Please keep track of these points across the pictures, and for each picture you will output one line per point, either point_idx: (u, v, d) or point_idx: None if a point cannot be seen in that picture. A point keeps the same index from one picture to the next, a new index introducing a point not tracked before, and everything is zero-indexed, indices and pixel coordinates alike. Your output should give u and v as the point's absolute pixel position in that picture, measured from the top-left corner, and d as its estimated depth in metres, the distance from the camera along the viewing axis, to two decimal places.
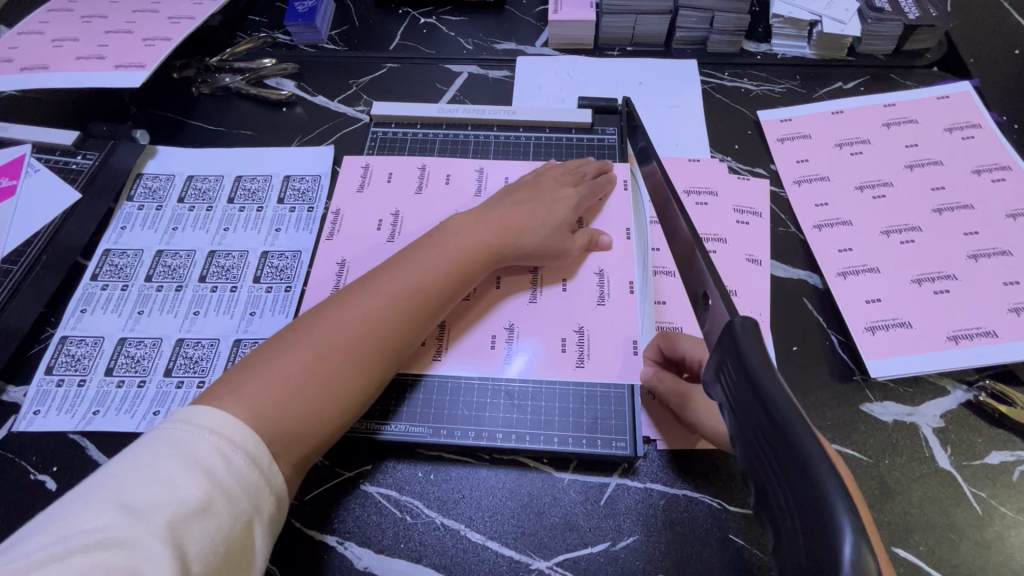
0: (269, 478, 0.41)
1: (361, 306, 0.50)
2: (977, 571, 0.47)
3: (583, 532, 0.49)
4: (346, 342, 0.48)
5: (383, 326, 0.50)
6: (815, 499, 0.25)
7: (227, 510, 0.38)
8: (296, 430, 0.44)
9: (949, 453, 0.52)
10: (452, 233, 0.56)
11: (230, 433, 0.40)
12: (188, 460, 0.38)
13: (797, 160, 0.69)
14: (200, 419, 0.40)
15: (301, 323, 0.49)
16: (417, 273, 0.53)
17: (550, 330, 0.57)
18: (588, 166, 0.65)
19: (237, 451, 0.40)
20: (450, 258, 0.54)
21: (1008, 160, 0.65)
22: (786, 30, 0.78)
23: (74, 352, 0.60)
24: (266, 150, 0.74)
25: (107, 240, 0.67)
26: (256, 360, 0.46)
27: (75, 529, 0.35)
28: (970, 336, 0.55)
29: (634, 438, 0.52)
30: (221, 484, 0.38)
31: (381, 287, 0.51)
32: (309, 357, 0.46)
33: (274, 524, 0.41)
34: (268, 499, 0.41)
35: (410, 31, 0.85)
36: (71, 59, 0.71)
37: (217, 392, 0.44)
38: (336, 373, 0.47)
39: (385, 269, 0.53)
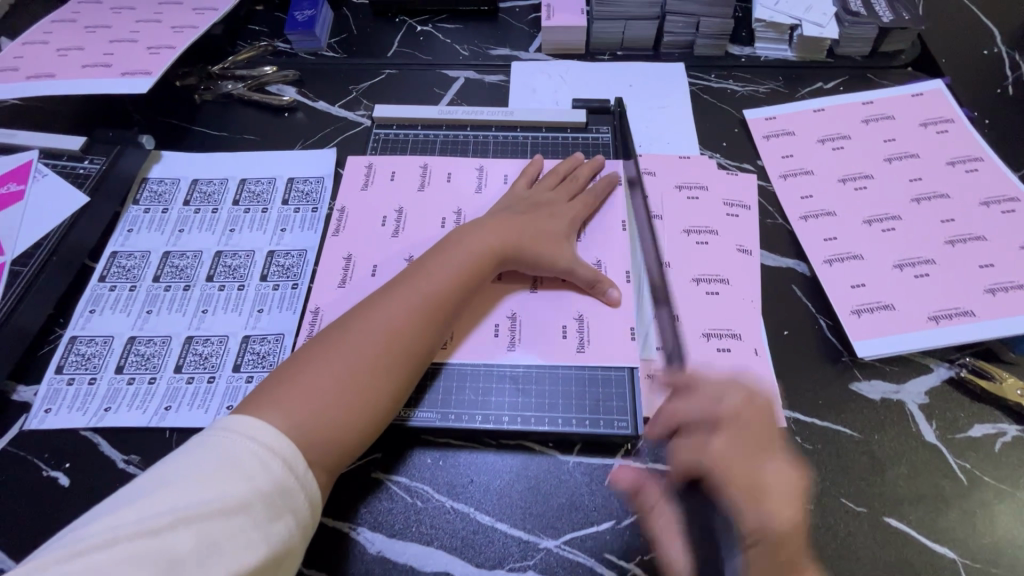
0: (305, 487, 0.43)
1: (382, 317, 0.52)
2: (962, 536, 0.49)
3: (589, 512, 0.51)
4: (369, 351, 0.50)
5: (405, 333, 0.52)
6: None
7: (267, 513, 0.40)
8: (326, 440, 0.46)
9: (935, 427, 0.54)
10: (459, 240, 0.59)
11: (268, 440, 0.43)
12: (230, 464, 0.40)
13: (783, 155, 0.72)
14: (242, 427, 0.43)
15: (325, 339, 0.51)
16: (431, 282, 0.55)
17: (555, 325, 0.59)
18: (581, 169, 0.68)
19: (274, 458, 0.42)
20: (460, 265, 0.56)
21: (980, 152, 0.69)
22: (768, 33, 0.81)
23: (83, 351, 0.61)
24: (271, 153, 0.76)
25: (113, 243, 0.68)
26: (286, 374, 0.48)
27: (124, 518, 0.36)
28: (949, 316, 0.58)
29: (635, 417, 0.54)
30: (260, 488, 0.40)
31: (399, 296, 0.53)
32: (340, 367, 0.49)
33: (308, 527, 0.43)
34: (306, 508, 0.43)
35: (407, 39, 0.88)
36: (77, 67, 0.73)
37: (254, 404, 0.46)
38: (366, 382, 0.49)
39: (404, 279, 0.55)
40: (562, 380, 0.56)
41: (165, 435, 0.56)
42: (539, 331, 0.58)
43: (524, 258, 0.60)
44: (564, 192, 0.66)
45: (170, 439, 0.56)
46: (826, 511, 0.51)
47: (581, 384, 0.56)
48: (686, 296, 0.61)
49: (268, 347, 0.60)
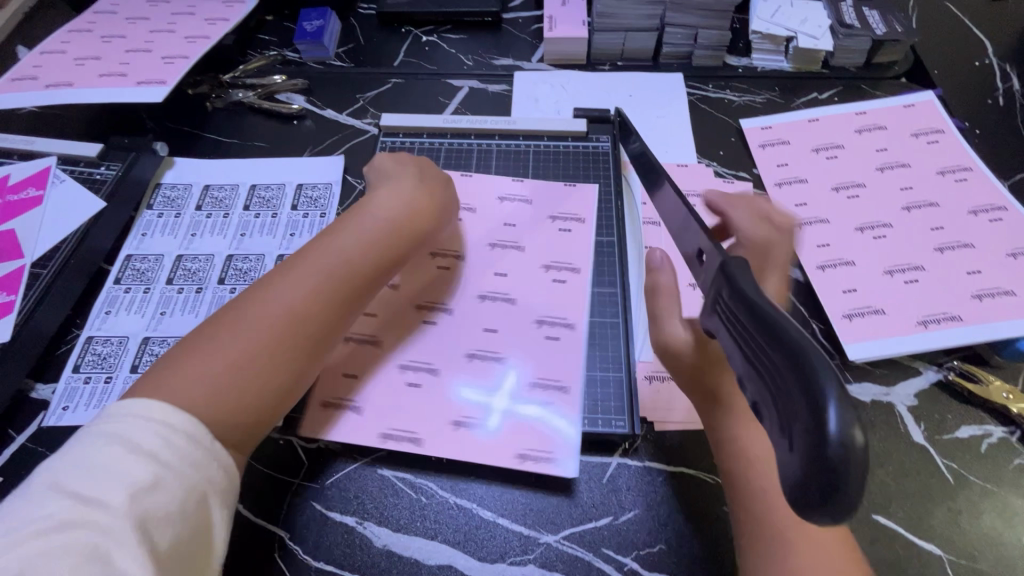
0: (216, 458, 0.42)
1: (279, 299, 0.49)
2: (949, 534, 0.51)
3: (587, 508, 0.53)
4: (265, 333, 0.47)
5: (308, 310, 0.49)
6: (804, 383, 0.25)
7: (178, 488, 0.38)
8: (223, 421, 0.44)
9: (923, 428, 0.56)
10: (370, 215, 0.56)
11: (168, 418, 0.41)
12: (132, 446, 0.39)
13: (778, 164, 0.74)
14: (140, 411, 0.40)
15: (218, 325, 0.48)
16: (335, 257, 0.52)
17: (526, 344, 0.59)
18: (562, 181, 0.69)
19: (177, 434, 0.40)
20: (372, 240, 0.54)
21: (970, 162, 0.71)
22: (764, 45, 0.84)
23: (99, 351, 0.63)
24: (280, 160, 0.78)
25: (128, 246, 0.70)
26: (172, 360, 0.45)
27: (31, 517, 0.35)
28: (938, 321, 0.59)
29: (631, 416, 0.56)
30: (166, 466, 0.39)
31: (298, 273, 0.50)
32: (232, 345, 0.46)
33: (230, 496, 0.42)
34: (220, 478, 0.41)
35: (413, 48, 0.90)
36: (94, 76, 0.75)
37: (144, 388, 0.43)
38: (267, 355, 0.47)
39: (299, 258, 0.52)
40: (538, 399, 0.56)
41: None
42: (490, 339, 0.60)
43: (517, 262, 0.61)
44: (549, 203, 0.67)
45: None
46: None
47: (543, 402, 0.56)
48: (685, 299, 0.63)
49: None
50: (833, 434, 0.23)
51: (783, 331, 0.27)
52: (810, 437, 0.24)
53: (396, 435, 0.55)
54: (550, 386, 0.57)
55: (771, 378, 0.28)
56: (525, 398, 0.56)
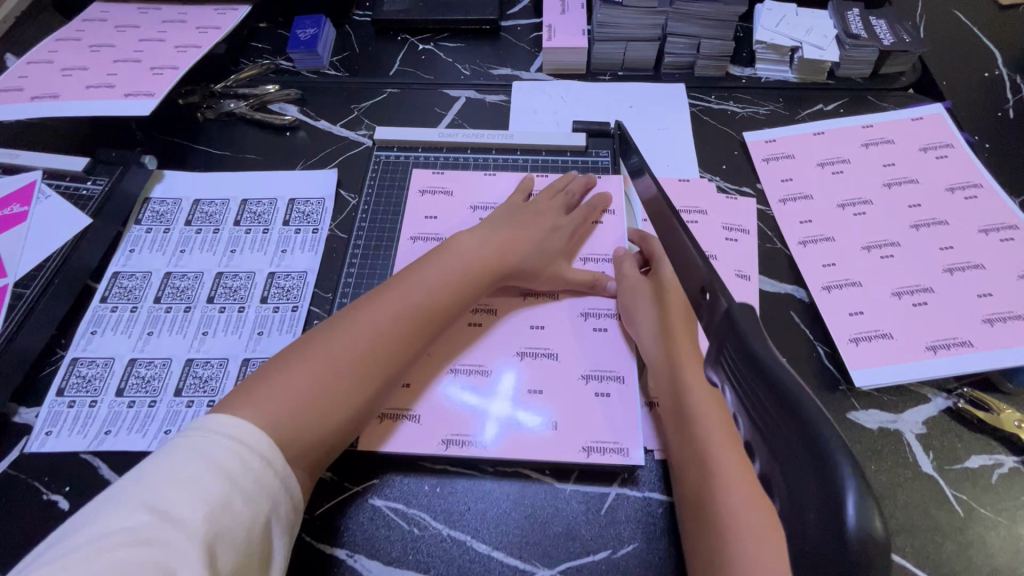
0: (283, 481, 0.44)
1: (369, 322, 0.53)
2: (959, 570, 0.49)
3: (585, 541, 0.51)
4: (353, 354, 0.51)
5: (392, 338, 0.53)
6: (821, 471, 0.24)
7: (247, 510, 0.41)
8: (300, 438, 0.47)
9: (932, 458, 0.54)
10: (458, 247, 0.61)
11: (248, 438, 0.44)
12: (211, 463, 0.41)
13: (782, 179, 0.72)
14: (222, 427, 0.44)
15: (310, 340, 0.52)
16: (423, 291, 0.56)
17: (573, 340, 0.61)
18: (575, 184, 0.69)
19: (254, 455, 0.43)
20: (457, 272, 0.58)
21: (980, 178, 0.69)
22: (768, 55, 0.82)
23: (84, 373, 0.61)
24: (272, 173, 0.76)
25: (115, 263, 0.69)
26: (266, 372, 0.50)
27: (113, 527, 0.37)
28: (947, 346, 0.58)
29: (631, 449, 0.54)
30: (240, 486, 0.41)
31: (389, 302, 0.55)
32: (323, 362, 0.50)
33: (291, 523, 0.45)
34: (284, 503, 0.44)
35: (409, 57, 0.88)
36: (81, 87, 0.73)
37: (233, 403, 0.47)
38: (344, 380, 0.50)
39: (391, 287, 0.57)
40: (537, 405, 0.57)
41: None
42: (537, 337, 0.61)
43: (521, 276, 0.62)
44: (563, 207, 0.67)
45: None
46: None
47: (597, 392, 0.57)
48: None
49: None
50: (853, 524, 0.23)
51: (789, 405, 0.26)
52: (827, 526, 0.23)
53: (457, 440, 0.55)
54: (602, 376, 0.58)
55: (780, 456, 0.26)
56: (525, 402, 0.57)
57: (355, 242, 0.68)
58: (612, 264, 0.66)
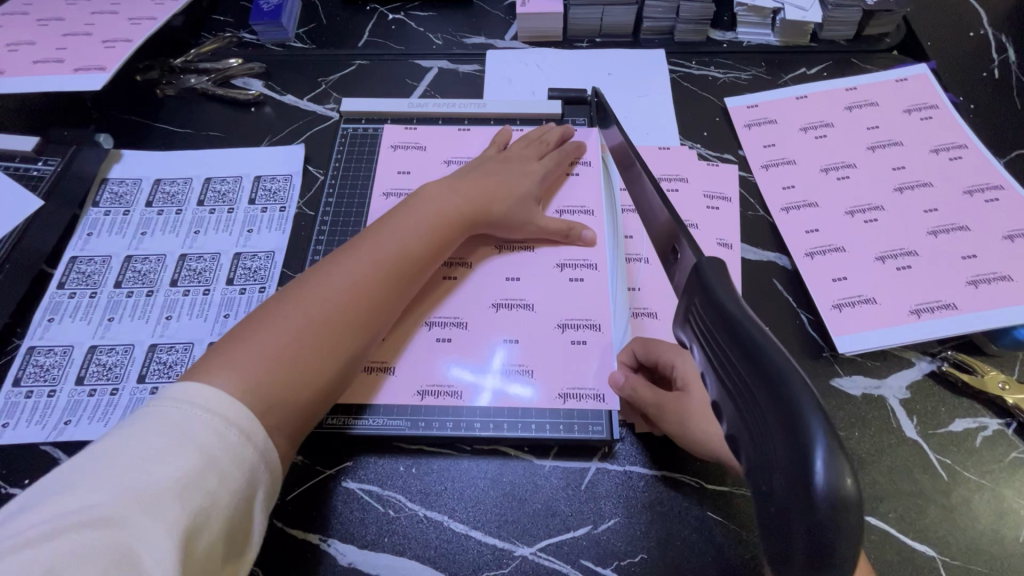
0: (263, 453, 0.41)
1: (345, 276, 0.51)
2: (943, 534, 0.49)
3: (565, 517, 0.50)
4: (333, 309, 0.49)
5: (369, 290, 0.51)
6: (789, 423, 0.23)
7: (221, 486, 0.38)
8: (285, 398, 0.44)
9: (916, 422, 0.54)
10: (429, 197, 0.58)
11: (221, 409, 0.40)
12: (180, 437, 0.38)
13: (764, 145, 0.70)
14: (193, 397, 0.40)
15: (283, 299, 0.49)
16: (398, 242, 0.54)
17: (550, 289, 0.59)
18: (550, 134, 0.67)
19: (231, 426, 0.40)
20: (430, 223, 0.56)
21: (964, 139, 0.67)
22: (749, 18, 0.79)
23: (42, 362, 0.58)
24: (235, 151, 0.73)
25: (73, 247, 0.66)
26: (240, 335, 0.46)
27: (70, 507, 0.34)
28: (931, 309, 0.56)
29: (610, 421, 0.53)
30: (213, 461, 0.38)
31: (362, 257, 0.52)
32: (302, 320, 0.47)
33: (272, 496, 0.42)
34: (265, 475, 0.41)
35: (378, 27, 0.84)
36: (29, 63, 0.70)
37: (205, 367, 0.43)
38: (326, 335, 0.48)
39: (362, 242, 0.54)
40: (513, 355, 0.56)
41: None
42: (514, 287, 0.59)
43: (496, 225, 0.60)
44: (535, 153, 0.65)
45: None
46: None
47: (574, 340, 0.56)
48: (667, 296, 0.59)
49: None
50: (822, 477, 0.22)
51: (761, 358, 0.25)
52: (795, 485, 0.23)
53: (434, 390, 0.54)
54: (579, 325, 0.57)
55: (746, 413, 0.26)
56: (515, 374, 0.55)
57: (321, 220, 0.66)
58: (588, 215, 0.64)
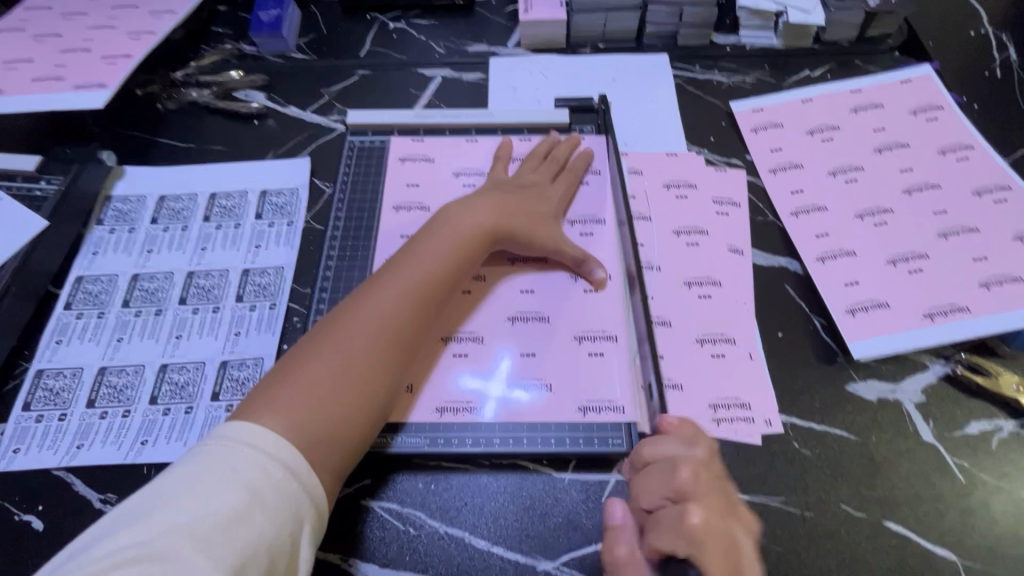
0: (308, 489, 0.42)
1: (376, 307, 0.51)
2: (963, 538, 0.49)
3: (587, 531, 0.50)
4: (367, 343, 0.49)
5: (399, 320, 0.51)
6: None
7: (268, 522, 0.38)
8: (327, 435, 0.45)
9: (932, 426, 0.54)
10: (447, 219, 0.58)
11: (267, 446, 0.41)
12: (228, 473, 0.39)
13: (771, 149, 0.70)
14: (241, 434, 0.42)
15: (318, 335, 0.50)
16: (424, 266, 0.54)
17: (565, 301, 0.59)
18: (560, 147, 0.67)
19: (277, 464, 0.41)
20: (454, 245, 0.56)
21: (970, 140, 0.67)
22: (752, 21, 0.79)
23: (51, 386, 0.57)
24: (240, 165, 0.72)
25: (78, 267, 0.65)
26: (280, 375, 0.47)
27: (126, 542, 0.36)
28: (945, 313, 0.57)
29: (629, 433, 0.52)
30: (259, 496, 0.39)
31: (390, 285, 0.52)
32: (338, 357, 0.48)
33: (318, 533, 0.42)
34: (310, 513, 0.41)
35: (380, 36, 0.84)
36: (28, 80, 0.69)
37: (250, 408, 0.44)
38: (362, 371, 0.48)
39: (390, 269, 0.54)
40: (530, 366, 0.56)
41: (142, 471, 0.54)
42: (528, 300, 0.59)
43: (515, 241, 0.59)
44: (547, 172, 0.65)
45: (147, 475, 0.53)
46: (825, 518, 0.50)
47: (591, 352, 0.56)
48: (681, 305, 0.59)
49: (247, 373, 0.58)
50: None
51: None
52: None
53: (452, 407, 0.54)
54: (595, 337, 0.57)
55: None
56: (522, 379, 0.55)
57: (330, 234, 0.65)
58: (600, 225, 0.64)
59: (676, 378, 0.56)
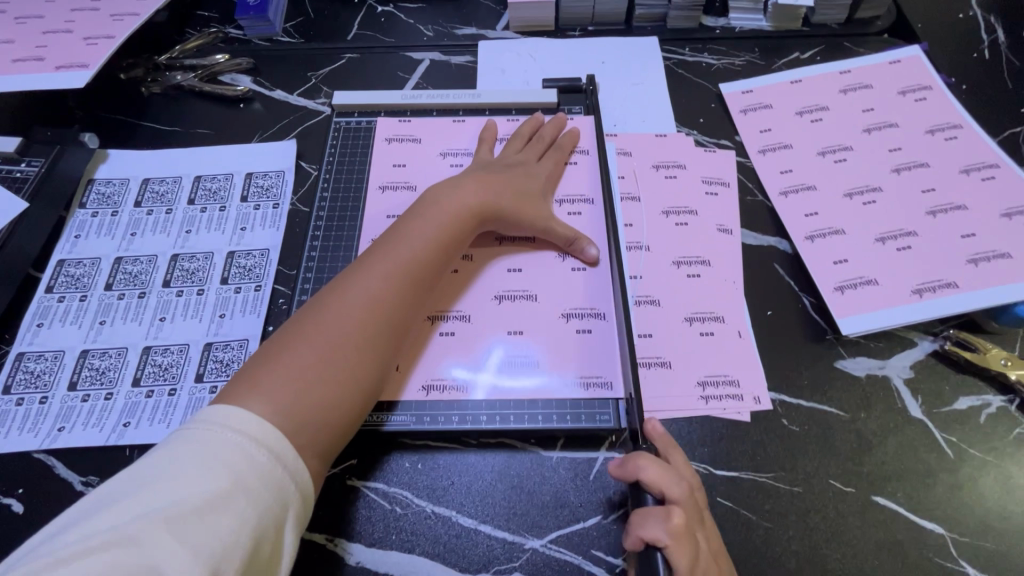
0: (292, 474, 0.41)
1: (363, 289, 0.50)
2: (951, 511, 0.49)
3: (574, 508, 0.49)
4: (354, 325, 0.48)
5: (387, 302, 0.50)
6: None
7: (250, 508, 0.37)
8: (314, 417, 0.44)
9: (920, 401, 0.54)
10: (435, 200, 0.57)
11: (250, 430, 0.41)
12: (209, 458, 0.38)
13: (761, 130, 0.70)
14: (223, 418, 0.41)
15: (304, 318, 0.49)
16: (411, 247, 0.53)
17: (553, 279, 0.58)
18: (546, 127, 0.67)
19: (260, 447, 0.40)
20: (441, 226, 0.55)
21: (959, 119, 0.67)
22: (742, 3, 0.79)
23: (32, 369, 0.57)
24: (225, 148, 0.71)
25: (60, 250, 0.64)
26: (265, 358, 0.46)
27: (103, 525, 0.35)
28: (933, 289, 0.57)
29: (617, 409, 0.52)
30: (241, 481, 0.38)
31: (377, 267, 0.52)
32: (325, 340, 0.47)
33: (302, 518, 0.41)
34: (294, 498, 0.40)
35: (368, 20, 0.83)
36: (8, 62, 0.68)
37: (234, 391, 0.44)
38: (349, 354, 0.47)
39: (377, 251, 0.53)
40: (518, 345, 0.55)
41: (125, 453, 0.53)
42: (515, 280, 0.59)
43: (502, 221, 0.59)
44: (534, 152, 0.64)
45: (131, 457, 0.53)
46: (813, 493, 0.50)
47: (579, 329, 0.56)
48: (668, 284, 0.59)
49: (232, 354, 0.57)
50: None
51: None
52: None
53: (439, 385, 0.53)
54: (582, 314, 0.56)
55: None
56: (511, 359, 0.55)
57: (317, 216, 0.64)
58: (588, 204, 0.63)
59: (664, 356, 0.55)
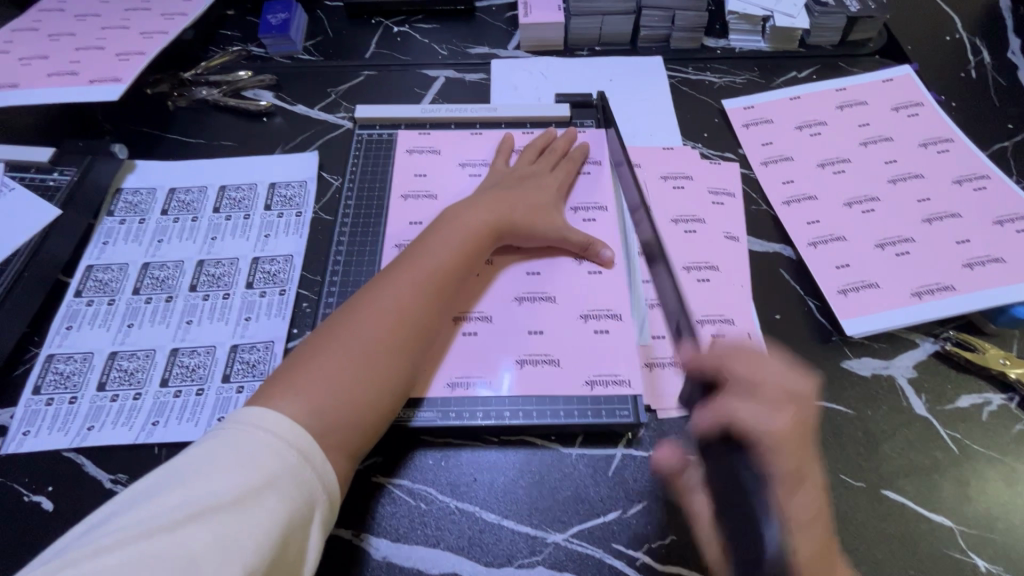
0: (320, 475, 0.42)
1: (392, 297, 0.52)
2: (958, 505, 0.51)
3: (595, 503, 0.51)
4: (383, 331, 0.50)
5: (414, 311, 0.52)
6: None
7: (281, 505, 0.39)
8: (344, 419, 0.46)
9: (924, 399, 0.56)
10: (458, 214, 0.60)
11: (282, 432, 0.42)
12: (243, 456, 0.39)
13: (763, 143, 0.73)
14: (255, 419, 0.42)
15: (335, 325, 0.51)
16: (436, 258, 0.56)
17: (570, 284, 0.61)
18: (558, 142, 0.70)
19: (291, 448, 0.41)
20: (464, 239, 0.58)
21: (950, 133, 0.71)
22: (741, 26, 0.83)
23: (62, 370, 0.58)
24: (249, 159, 0.74)
25: (89, 256, 0.66)
26: (298, 361, 0.48)
27: (139, 517, 0.36)
28: (931, 292, 0.59)
29: (636, 405, 0.54)
30: (274, 478, 0.39)
31: (405, 276, 0.54)
32: (356, 345, 0.49)
33: (326, 521, 0.42)
34: (321, 500, 0.42)
35: (385, 39, 0.87)
36: (43, 75, 0.70)
37: (267, 394, 0.45)
38: (379, 359, 0.49)
39: (404, 262, 0.56)
40: (537, 347, 0.57)
41: (153, 451, 0.54)
42: (533, 286, 0.61)
43: (519, 233, 0.61)
44: (547, 163, 0.67)
45: (160, 456, 0.54)
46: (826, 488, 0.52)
47: (596, 329, 0.58)
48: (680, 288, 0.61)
49: (258, 355, 0.59)
50: None
51: None
52: None
53: (462, 382, 0.55)
54: (599, 316, 0.58)
55: None
56: (531, 360, 0.56)
57: (340, 223, 0.67)
58: (600, 212, 0.66)
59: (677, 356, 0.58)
